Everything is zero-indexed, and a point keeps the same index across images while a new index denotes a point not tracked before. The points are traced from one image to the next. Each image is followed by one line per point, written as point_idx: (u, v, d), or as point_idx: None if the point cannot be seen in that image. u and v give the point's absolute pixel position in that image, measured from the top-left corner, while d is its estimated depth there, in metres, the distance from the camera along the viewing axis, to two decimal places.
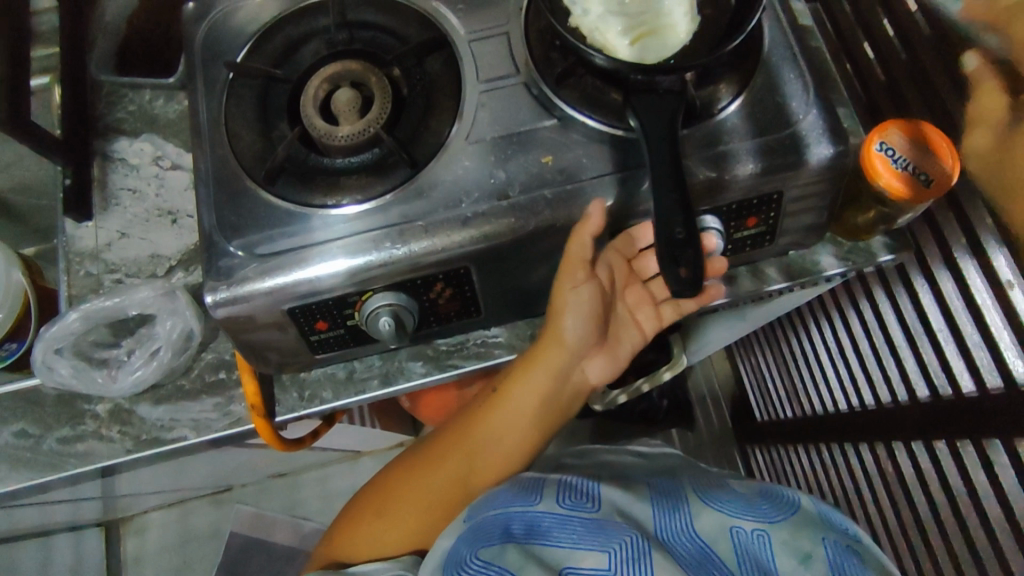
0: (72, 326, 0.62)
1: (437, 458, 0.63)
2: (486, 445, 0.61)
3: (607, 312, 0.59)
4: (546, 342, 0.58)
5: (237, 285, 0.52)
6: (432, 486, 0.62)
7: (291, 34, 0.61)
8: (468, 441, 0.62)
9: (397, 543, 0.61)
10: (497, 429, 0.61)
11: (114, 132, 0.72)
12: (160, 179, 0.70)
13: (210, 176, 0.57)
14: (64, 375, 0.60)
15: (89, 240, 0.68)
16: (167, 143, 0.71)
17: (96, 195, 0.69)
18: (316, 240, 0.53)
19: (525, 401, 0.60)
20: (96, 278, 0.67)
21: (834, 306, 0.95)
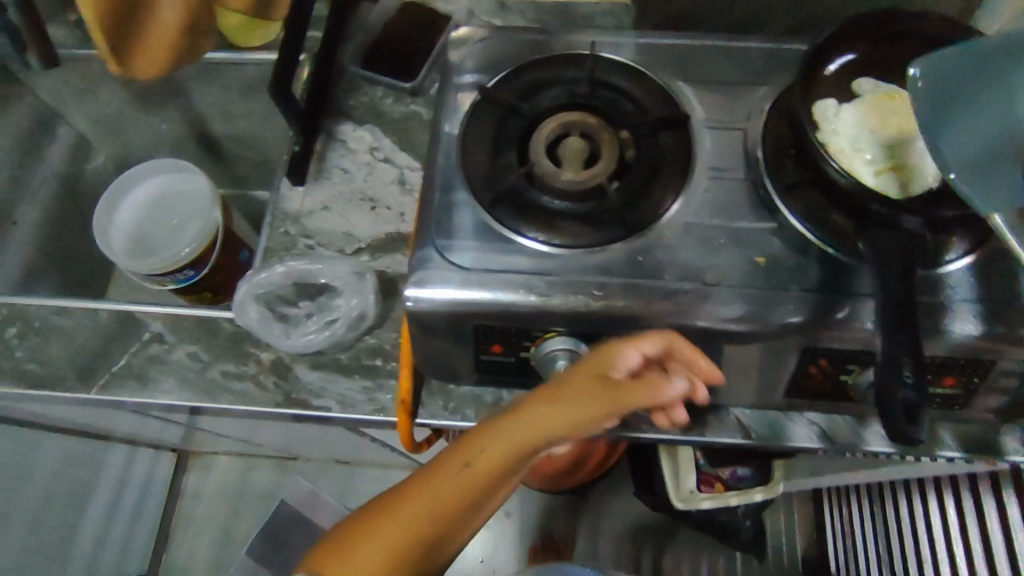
0: (276, 277, 0.67)
1: (359, 540, 0.49)
2: (452, 506, 0.48)
3: (598, 404, 0.48)
4: (530, 422, 0.48)
5: (439, 289, 0.54)
6: None
7: (539, 76, 0.65)
8: (419, 503, 0.48)
9: None
10: (464, 491, 0.48)
11: (343, 115, 0.78)
12: (370, 167, 0.75)
13: (437, 180, 0.60)
14: (251, 319, 0.66)
15: (296, 204, 0.73)
16: (386, 138, 0.76)
17: (312, 164, 0.75)
18: (521, 270, 0.55)
19: (506, 461, 0.48)
20: (292, 239, 0.71)
21: (947, 485, 0.86)
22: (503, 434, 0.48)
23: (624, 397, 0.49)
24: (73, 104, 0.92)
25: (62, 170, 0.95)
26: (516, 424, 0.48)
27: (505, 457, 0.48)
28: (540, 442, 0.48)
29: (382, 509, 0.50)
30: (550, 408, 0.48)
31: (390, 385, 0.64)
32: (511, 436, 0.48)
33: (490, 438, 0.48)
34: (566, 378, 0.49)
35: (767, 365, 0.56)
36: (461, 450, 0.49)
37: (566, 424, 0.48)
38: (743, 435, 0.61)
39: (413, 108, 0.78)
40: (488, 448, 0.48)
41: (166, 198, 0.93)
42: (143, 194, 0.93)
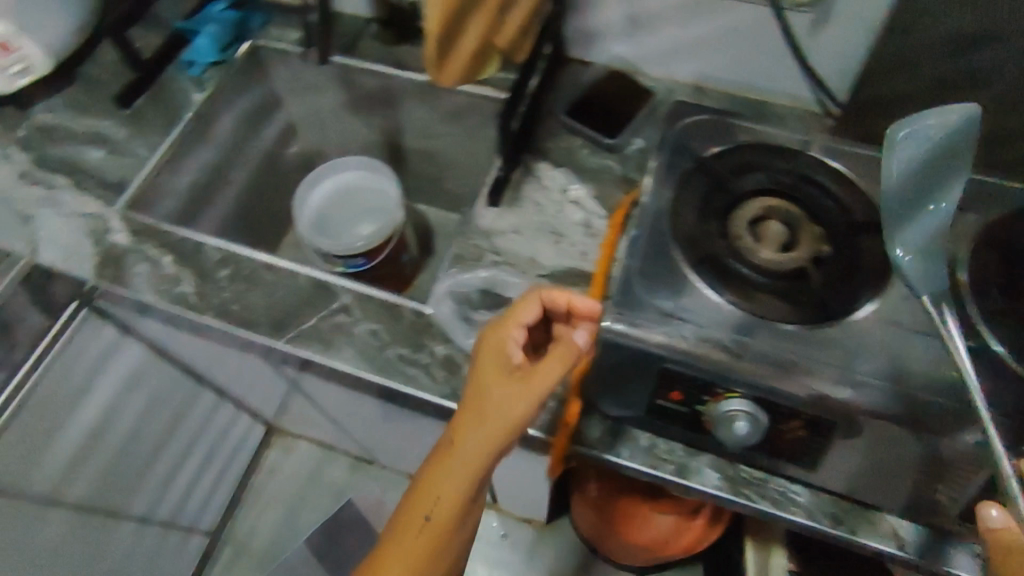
0: (475, 280, 0.75)
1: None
2: (426, 549, 0.54)
3: (508, 392, 0.55)
4: (467, 446, 0.54)
5: (635, 325, 0.58)
6: None
7: (747, 158, 0.70)
8: (395, 559, 0.54)
9: None
10: (436, 532, 0.54)
11: (543, 155, 0.85)
12: (561, 206, 0.81)
13: (643, 227, 0.65)
14: (443, 311, 0.73)
15: (489, 223, 0.79)
16: (579, 183, 0.82)
17: (509, 192, 0.82)
18: (716, 326, 0.58)
19: (460, 487, 0.54)
20: (480, 251, 0.78)
21: None
22: (451, 468, 0.54)
23: (548, 385, 0.55)
24: (298, 96, 1.04)
25: (269, 149, 1.07)
26: (452, 454, 0.54)
27: (458, 488, 0.54)
28: (488, 460, 0.54)
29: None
30: (476, 428, 0.54)
31: (550, 405, 0.67)
32: (460, 463, 0.54)
33: (439, 477, 0.54)
34: (478, 382, 0.56)
35: (942, 480, 0.56)
36: (416, 495, 0.55)
37: (499, 435, 0.54)
38: (897, 545, 0.61)
39: (608, 162, 0.84)
40: (437, 485, 0.54)
41: (357, 187, 1.00)
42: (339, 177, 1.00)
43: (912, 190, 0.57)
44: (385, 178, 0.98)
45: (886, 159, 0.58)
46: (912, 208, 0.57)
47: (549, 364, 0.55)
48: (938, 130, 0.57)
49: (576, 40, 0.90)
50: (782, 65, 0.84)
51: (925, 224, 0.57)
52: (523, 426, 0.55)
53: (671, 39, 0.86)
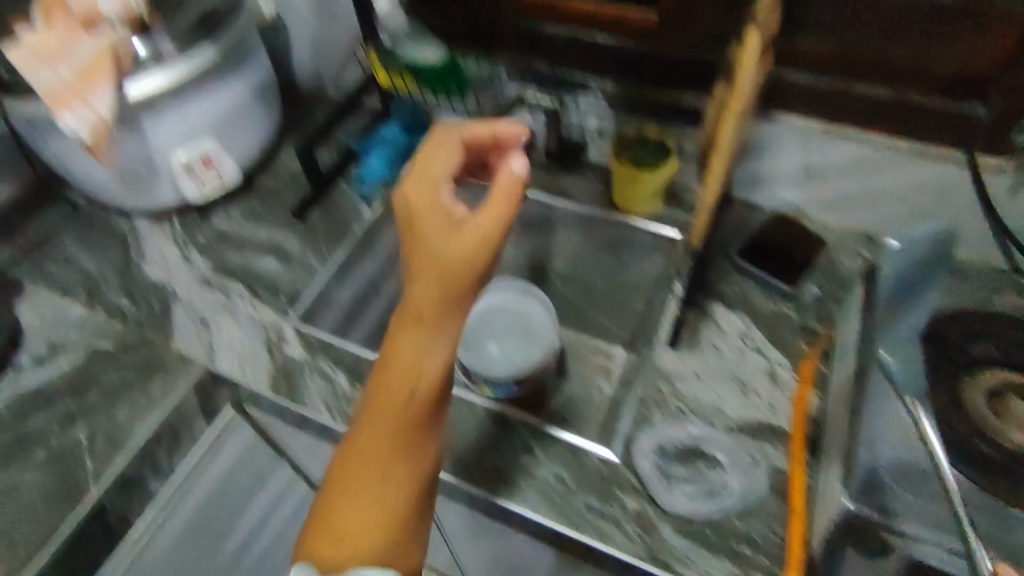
0: (669, 433, 0.72)
1: (333, 512, 0.53)
2: (397, 412, 0.53)
3: (439, 217, 0.53)
4: (424, 300, 0.52)
5: (870, 494, 0.58)
6: (359, 515, 0.52)
7: (976, 326, 0.66)
8: (381, 433, 0.53)
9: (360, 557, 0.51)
10: (405, 398, 0.53)
11: (717, 297, 0.84)
12: (742, 353, 0.79)
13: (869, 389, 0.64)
14: (645, 468, 0.68)
15: (669, 365, 0.78)
16: (757, 329, 0.81)
17: (687, 335, 0.80)
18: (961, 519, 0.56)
19: (431, 355, 0.52)
20: (663, 396, 0.76)
21: None
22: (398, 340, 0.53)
23: (494, 238, 0.52)
24: None
25: None
26: (427, 314, 0.52)
27: (428, 364, 0.53)
28: (437, 311, 0.52)
29: (350, 451, 0.54)
30: (426, 281, 0.52)
31: None
32: (425, 350, 0.52)
33: (399, 349, 0.53)
34: (422, 235, 0.53)
35: None
36: (379, 387, 0.54)
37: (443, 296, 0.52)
38: None
39: (784, 309, 0.83)
40: (396, 356, 0.53)
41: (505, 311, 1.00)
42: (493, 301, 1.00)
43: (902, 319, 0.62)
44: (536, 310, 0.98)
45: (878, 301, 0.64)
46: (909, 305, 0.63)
47: (483, 217, 0.51)
48: None
49: (743, 184, 0.91)
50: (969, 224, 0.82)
51: None
52: (476, 280, 0.52)
53: (844, 190, 0.86)
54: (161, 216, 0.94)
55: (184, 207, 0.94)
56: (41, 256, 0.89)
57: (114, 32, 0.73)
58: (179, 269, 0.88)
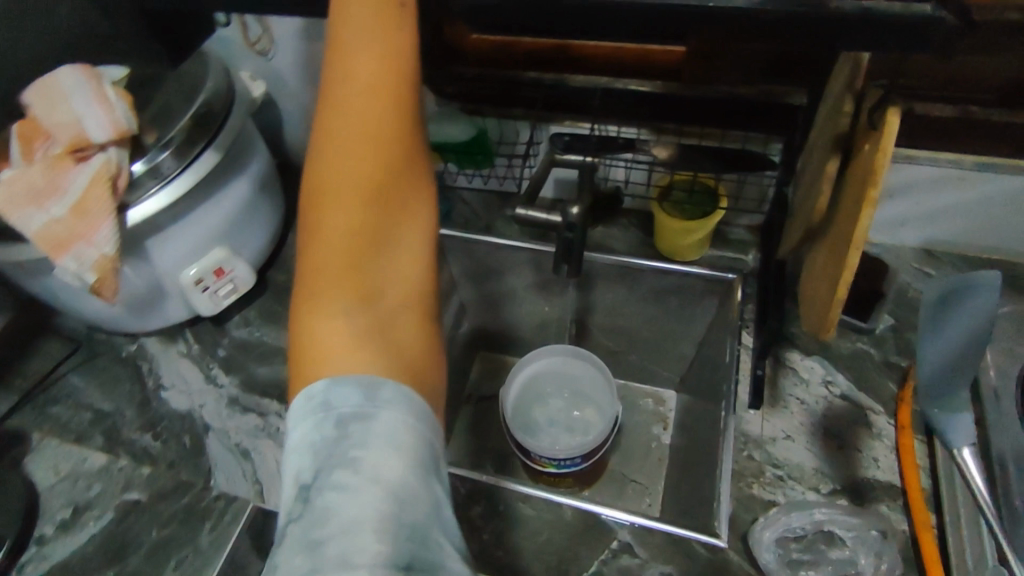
0: (779, 511, 0.65)
1: (317, 298, 0.44)
2: (374, 141, 0.49)
3: None
4: (358, 27, 0.51)
5: None
6: (336, 244, 0.46)
7: None
8: (336, 160, 0.48)
9: (341, 322, 0.43)
10: (388, 132, 0.49)
11: (789, 343, 0.79)
12: (829, 403, 0.74)
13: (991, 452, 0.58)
14: (767, 559, 0.62)
15: (756, 428, 0.73)
16: (839, 372, 0.76)
17: (767, 389, 0.75)
18: None
19: (354, 68, 0.50)
20: (758, 465, 0.70)
21: None
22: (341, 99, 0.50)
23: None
24: (478, 280, 1.01)
25: (447, 334, 1.01)
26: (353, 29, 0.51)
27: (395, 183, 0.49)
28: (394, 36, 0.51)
29: (312, 196, 0.48)
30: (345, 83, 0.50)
31: None
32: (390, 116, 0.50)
33: (346, 57, 0.50)
34: (342, 50, 0.51)
35: None
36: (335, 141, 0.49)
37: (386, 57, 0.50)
38: None
39: (860, 345, 0.78)
40: (342, 149, 0.48)
41: (562, 378, 0.95)
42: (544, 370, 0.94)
43: (948, 395, 0.56)
44: (589, 403, 0.94)
45: (919, 351, 0.57)
46: (956, 375, 0.56)
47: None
48: (949, 350, 0.55)
49: None
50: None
51: (932, 350, 0.56)
52: (415, 74, 0.51)
53: (902, 208, 0.84)
54: (172, 332, 0.86)
55: (196, 318, 0.87)
56: (46, 398, 0.80)
57: (106, 156, 0.66)
58: (203, 391, 0.80)
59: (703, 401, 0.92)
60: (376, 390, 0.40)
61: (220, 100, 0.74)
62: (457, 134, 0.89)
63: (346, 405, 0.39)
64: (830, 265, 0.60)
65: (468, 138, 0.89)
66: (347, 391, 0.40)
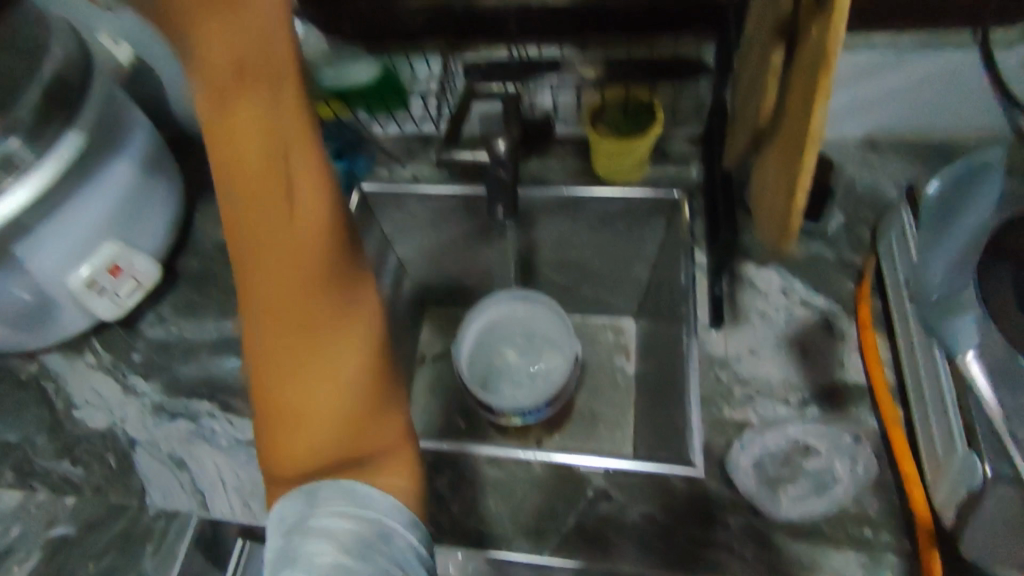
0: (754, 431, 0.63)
1: (272, 382, 0.44)
2: (264, 159, 0.43)
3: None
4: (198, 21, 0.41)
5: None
6: (276, 314, 0.44)
7: None
8: (246, 202, 0.44)
9: (301, 404, 0.43)
10: (275, 153, 0.43)
11: (744, 256, 0.76)
12: (790, 312, 0.71)
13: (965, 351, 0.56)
14: (744, 481, 0.60)
15: (721, 348, 0.69)
16: (797, 280, 0.74)
17: (727, 307, 0.72)
18: None
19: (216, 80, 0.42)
20: (726, 386, 0.67)
21: None
22: (227, 186, 0.44)
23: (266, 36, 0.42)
24: (414, 235, 0.93)
25: (389, 297, 0.94)
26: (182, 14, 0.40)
27: (302, 234, 0.44)
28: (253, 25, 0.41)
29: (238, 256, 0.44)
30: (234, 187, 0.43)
31: (892, 560, 0.56)
32: (307, 200, 0.44)
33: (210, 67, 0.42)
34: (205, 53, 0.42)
35: None
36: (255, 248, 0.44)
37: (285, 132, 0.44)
38: None
39: (816, 249, 0.76)
40: (255, 222, 0.43)
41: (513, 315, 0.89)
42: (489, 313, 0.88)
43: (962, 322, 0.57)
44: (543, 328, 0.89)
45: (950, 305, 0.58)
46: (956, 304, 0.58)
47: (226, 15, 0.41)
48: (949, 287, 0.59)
49: None
50: (978, 92, 0.78)
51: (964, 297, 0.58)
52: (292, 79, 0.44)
53: (840, 98, 0.81)
54: (77, 342, 0.77)
55: (101, 324, 0.77)
56: None
57: None
58: (122, 403, 0.72)
59: (660, 326, 0.89)
60: (314, 494, 0.42)
61: (74, 70, 0.66)
62: (360, 76, 0.84)
63: (291, 516, 0.41)
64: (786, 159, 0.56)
65: (373, 80, 0.84)
66: (293, 501, 0.42)
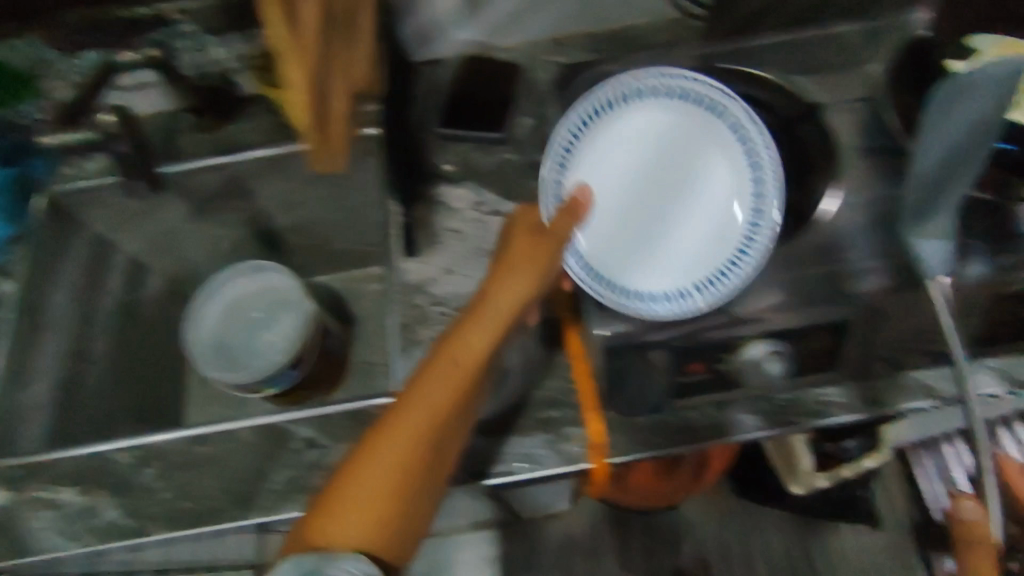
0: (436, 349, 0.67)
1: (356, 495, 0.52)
2: (483, 337, 0.54)
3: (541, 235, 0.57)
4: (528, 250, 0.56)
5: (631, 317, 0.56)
6: (394, 448, 0.52)
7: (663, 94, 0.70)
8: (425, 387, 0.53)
9: (368, 504, 0.52)
10: (490, 334, 0.54)
11: (438, 178, 0.76)
12: (481, 224, 0.74)
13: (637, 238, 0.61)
14: None
15: (416, 274, 0.72)
16: (487, 192, 0.75)
17: (422, 234, 0.73)
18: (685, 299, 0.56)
19: (491, 320, 0.55)
20: (423, 309, 0.70)
21: None
22: (456, 357, 0.54)
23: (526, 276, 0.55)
24: (131, 231, 0.88)
25: (123, 297, 0.89)
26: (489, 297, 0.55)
27: (458, 380, 0.53)
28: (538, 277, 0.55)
29: (384, 427, 0.53)
30: (451, 386, 0.53)
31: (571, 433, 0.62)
32: (504, 316, 0.55)
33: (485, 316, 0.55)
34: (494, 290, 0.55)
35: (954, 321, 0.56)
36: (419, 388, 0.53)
37: (484, 321, 0.55)
38: (934, 397, 0.62)
39: (505, 157, 0.77)
40: (435, 379, 0.53)
41: (236, 297, 0.88)
42: (210, 303, 0.86)
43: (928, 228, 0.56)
44: (258, 278, 0.87)
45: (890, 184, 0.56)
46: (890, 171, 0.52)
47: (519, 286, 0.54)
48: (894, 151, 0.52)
49: (417, 42, 0.81)
50: None
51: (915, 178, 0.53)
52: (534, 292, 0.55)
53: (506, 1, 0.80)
54: None
55: None
56: None
57: None
58: None
59: None
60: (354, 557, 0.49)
61: None
62: None
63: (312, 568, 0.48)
64: (328, 89, 0.58)
65: None
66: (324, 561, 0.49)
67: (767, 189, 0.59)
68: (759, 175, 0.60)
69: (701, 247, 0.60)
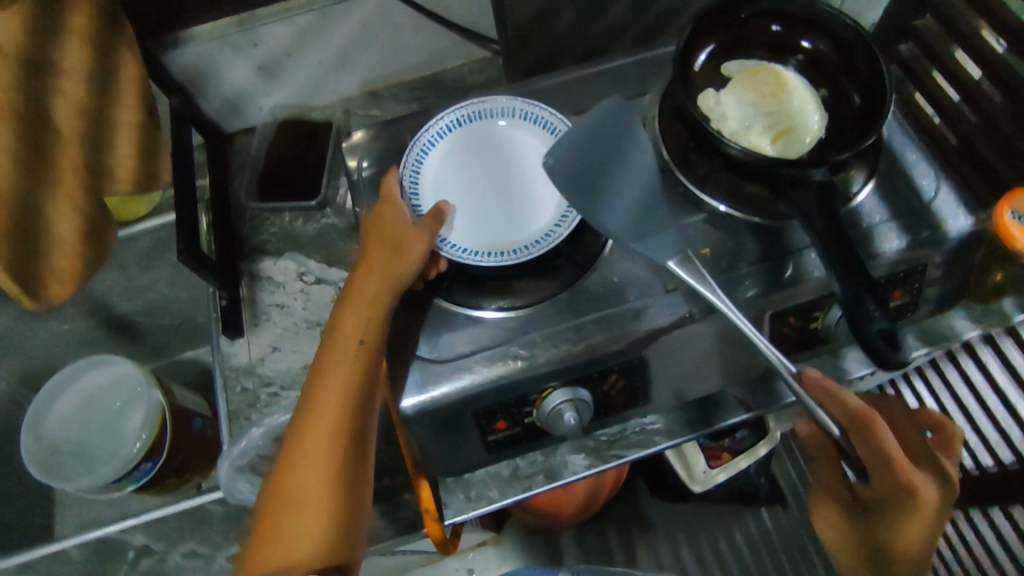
0: (257, 441, 0.67)
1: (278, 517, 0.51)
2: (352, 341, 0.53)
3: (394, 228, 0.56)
4: (382, 253, 0.55)
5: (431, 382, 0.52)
6: (301, 465, 0.51)
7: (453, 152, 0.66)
8: (314, 399, 0.53)
9: (290, 529, 0.50)
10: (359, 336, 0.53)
11: (258, 253, 0.75)
12: (306, 293, 0.73)
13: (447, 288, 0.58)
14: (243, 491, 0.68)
15: (243, 356, 0.70)
16: (309, 259, 0.75)
17: (246, 313, 0.72)
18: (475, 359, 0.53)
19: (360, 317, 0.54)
20: (253, 392, 0.69)
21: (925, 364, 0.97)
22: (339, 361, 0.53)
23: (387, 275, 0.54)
24: None
25: None
26: (362, 300, 0.55)
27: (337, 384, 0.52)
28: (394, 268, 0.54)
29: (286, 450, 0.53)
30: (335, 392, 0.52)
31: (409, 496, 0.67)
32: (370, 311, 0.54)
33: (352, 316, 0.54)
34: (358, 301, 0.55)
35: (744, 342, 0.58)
36: (322, 385, 0.53)
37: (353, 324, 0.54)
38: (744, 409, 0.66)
39: (326, 222, 0.77)
40: (318, 391, 0.53)
41: (80, 392, 0.85)
42: (55, 415, 0.84)
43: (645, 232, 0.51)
44: (104, 376, 0.85)
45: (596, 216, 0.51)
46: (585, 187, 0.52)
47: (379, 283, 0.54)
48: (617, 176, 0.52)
49: (222, 113, 0.79)
50: None
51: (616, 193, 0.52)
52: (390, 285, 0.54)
53: None
54: None
55: None
56: None
57: None
58: None
59: None
60: None
61: None
62: None
63: None
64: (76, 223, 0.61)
65: None
66: None
67: (546, 116, 0.62)
68: (528, 112, 0.62)
69: (537, 188, 0.61)
